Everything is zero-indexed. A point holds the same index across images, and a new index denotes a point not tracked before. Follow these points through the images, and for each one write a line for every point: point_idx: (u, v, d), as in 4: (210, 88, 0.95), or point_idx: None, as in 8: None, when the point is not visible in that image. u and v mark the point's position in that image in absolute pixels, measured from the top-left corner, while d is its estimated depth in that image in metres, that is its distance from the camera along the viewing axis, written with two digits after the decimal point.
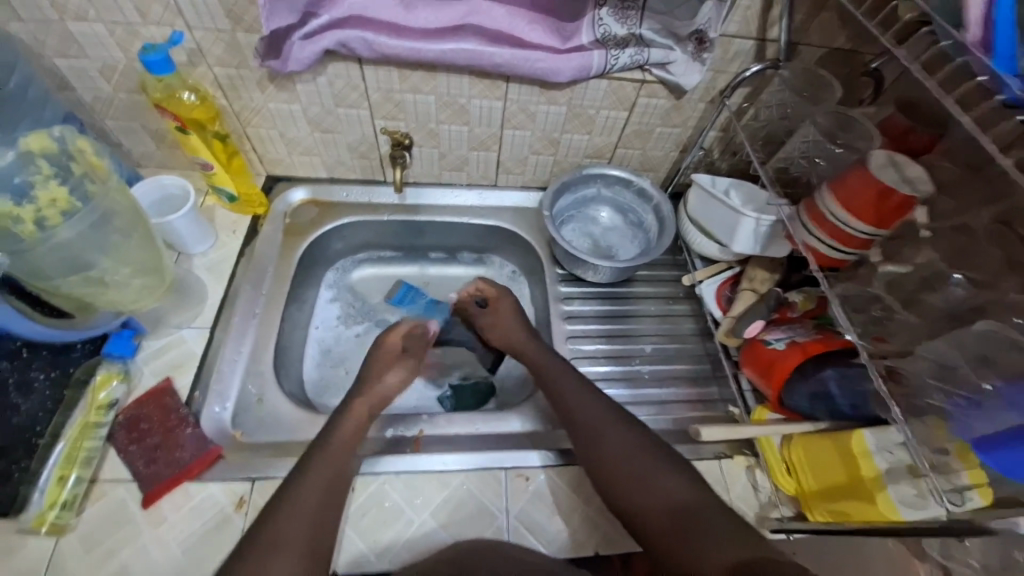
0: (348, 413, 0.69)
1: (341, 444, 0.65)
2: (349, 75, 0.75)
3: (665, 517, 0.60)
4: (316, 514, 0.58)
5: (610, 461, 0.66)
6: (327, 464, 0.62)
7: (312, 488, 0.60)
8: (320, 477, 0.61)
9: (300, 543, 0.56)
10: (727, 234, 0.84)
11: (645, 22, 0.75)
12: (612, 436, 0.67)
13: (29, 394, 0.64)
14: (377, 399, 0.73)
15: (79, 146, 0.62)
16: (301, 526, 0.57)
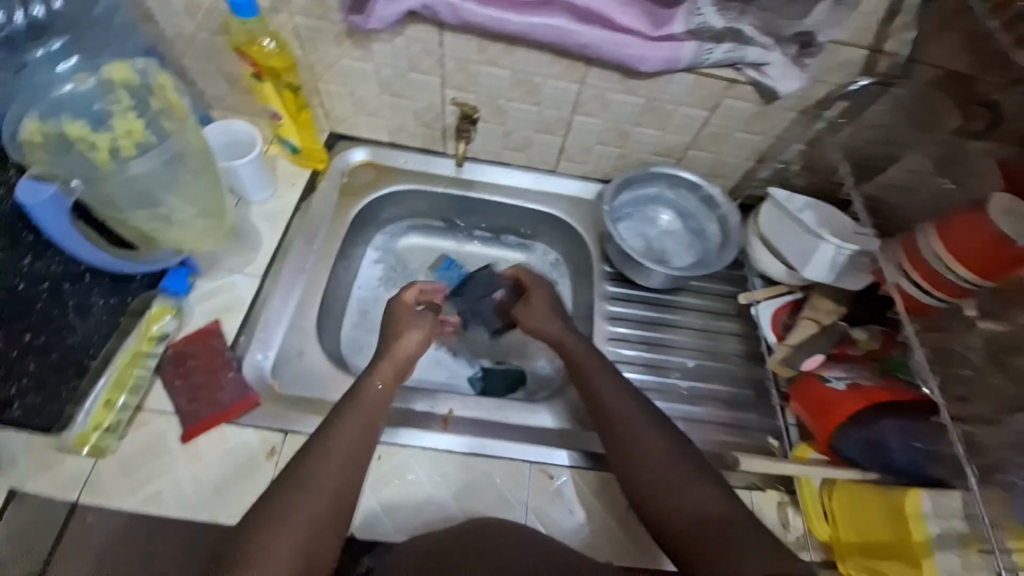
0: (377, 370, 0.68)
1: (372, 402, 0.64)
2: (427, 40, 0.73)
3: (692, 525, 0.58)
4: (341, 470, 0.58)
5: (637, 460, 0.64)
6: (353, 420, 0.62)
7: (339, 441, 0.59)
8: (348, 432, 0.60)
9: (322, 494, 0.56)
10: (798, 256, 0.78)
11: (748, 17, 0.69)
12: (643, 436, 0.65)
13: (86, 317, 0.66)
14: (399, 363, 0.70)
15: (160, 81, 0.61)
16: (327, 478, 0.57)
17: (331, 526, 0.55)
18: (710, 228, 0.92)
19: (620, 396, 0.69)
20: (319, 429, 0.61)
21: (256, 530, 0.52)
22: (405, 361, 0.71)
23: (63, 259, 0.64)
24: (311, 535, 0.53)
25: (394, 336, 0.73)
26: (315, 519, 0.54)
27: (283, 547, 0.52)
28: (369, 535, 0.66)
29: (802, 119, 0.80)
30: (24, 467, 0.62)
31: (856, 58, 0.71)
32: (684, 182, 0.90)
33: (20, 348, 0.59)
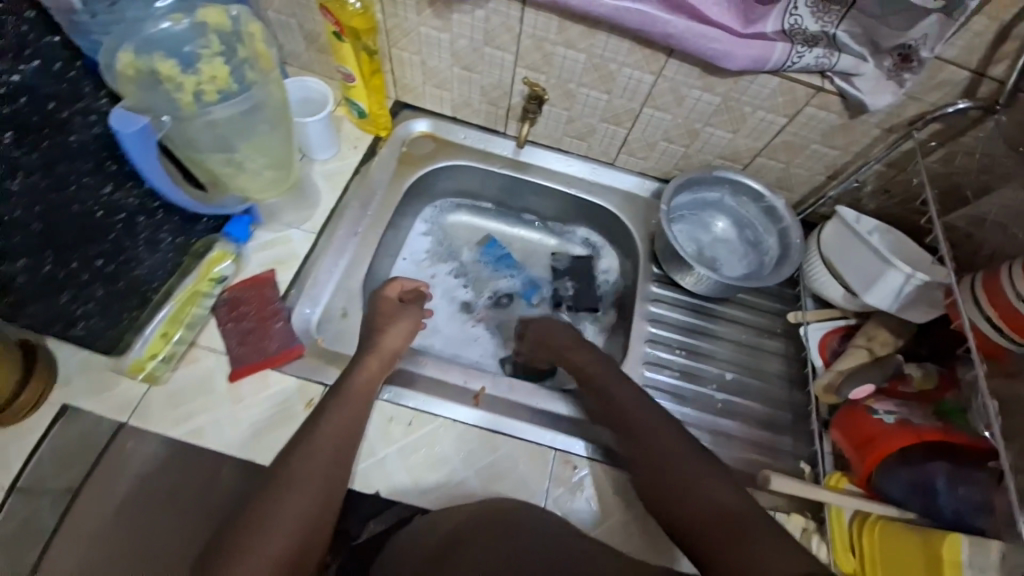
0: (375, 355, 0.69)
1: (357, 397, 0.65)
2: (508, 14, 0.72)
3: (709, 523, 0.55)
4: (327, 467, 0.59)
5: (658, 454, 0.63)
6: (339, 418, 0.62)
7: (323, 439, 0.60)
8: (330, 429, 0.61)
9: (309, 492, 0.57)
10: (861, 281, 0.75)
11: (846, 23, 0.66)
12: (659, 436, 0.65)
13: (154, 251, 0.67)
14: (385, 357, 0.70)
15: (251, 30, 0.62)
16: (311, 476, 0.58)
17: (319, 523, 0.57)
18: (768, 240, 0.89)
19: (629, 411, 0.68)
20: (309, 420, 0.63)
21: (245, 525, 0.54)
22: (390, 357, 0.70)
23: (140, 195, 0.63)
24: (303, 529, 0.55)
25: (379, 329, 0.73)
26: (304, 516, 0.56)
27: (276, 541, 0.54)
28: (396, 496, 0.67)
29: (886, 137, 0.76)
30: (78, 385, 0.65)
31: (956, 79, 0.67)
32: (748, 190, 0.87)
33: (91, 273, 0.60)
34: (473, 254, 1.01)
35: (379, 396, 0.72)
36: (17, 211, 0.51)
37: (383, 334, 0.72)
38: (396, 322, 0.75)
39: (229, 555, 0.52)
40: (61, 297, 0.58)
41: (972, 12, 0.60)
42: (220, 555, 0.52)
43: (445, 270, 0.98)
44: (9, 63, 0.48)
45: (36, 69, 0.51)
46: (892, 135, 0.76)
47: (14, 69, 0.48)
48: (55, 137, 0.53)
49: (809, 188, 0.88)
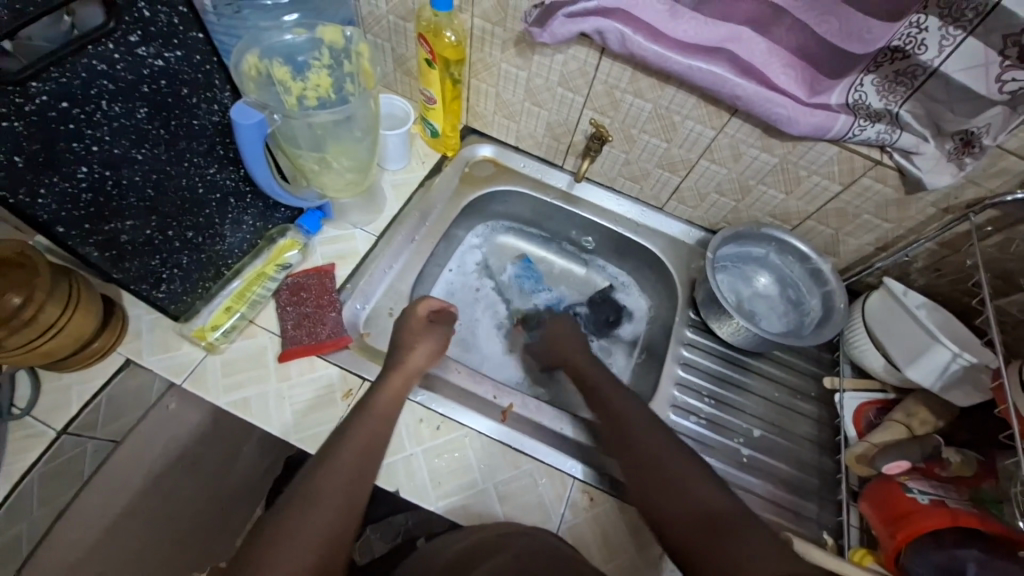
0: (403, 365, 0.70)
1: (382, 410, 0.65)
2: (585, 61, 0.77)
3: (690, 515, 0.59)
4: (348, 483, 0.57)
5: (649, 455, 0.66)
6: (364, 429, 0.62)
7: (346, 452, 0.60)
8: (354, 443, 0.61)
9: (331, 507, 0.55)
10: (905, 354, 0.75)
11: (910, 103, 0.68)
12: (648, 437, 0.68)
13: (236, 230, 0.73)
14: (408, 374, 0.70)
15: (360, 49, 0.69)
16: (333, 490, 0.56)
17: (340, 538, 0.53)
18: (810, 302, 0.89)
19: (627, 420, 0.71)
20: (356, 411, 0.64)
21: (266, 539, 0.51)
22: (412, 374, 0.70)
23: (236, 178, 0.69)
24: (326, 547, 0.52)
25: (406, 347, 0.73)
26: (326, 533, 0.53)
27: (299, 556, 0.50)
28: (419, 499, 0.68)
29: (942, 217, 0.77)
30: (145, 341, 0.70)
31: (1018, 169, 0.68)
32: (795, 250, 0.88)
33: (181, 241, 0.66)
34: (513, 270, 1.04)
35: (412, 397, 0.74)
36: (136, 176, 0.57)
37: (410, 352, 0.72)
38: (421, 341, 0.74)
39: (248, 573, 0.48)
40: (153, 261, 0.64)
41: None
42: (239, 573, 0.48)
43: (488, 288, 1.03)
44: (156, 49, 0.53)
45: (178, 57, 0.55)
46: (948, 216, 0.77)
47: (159, 55, 0.53)
48: (182, 117, 0.59)
49: (857, 256, 0.90)
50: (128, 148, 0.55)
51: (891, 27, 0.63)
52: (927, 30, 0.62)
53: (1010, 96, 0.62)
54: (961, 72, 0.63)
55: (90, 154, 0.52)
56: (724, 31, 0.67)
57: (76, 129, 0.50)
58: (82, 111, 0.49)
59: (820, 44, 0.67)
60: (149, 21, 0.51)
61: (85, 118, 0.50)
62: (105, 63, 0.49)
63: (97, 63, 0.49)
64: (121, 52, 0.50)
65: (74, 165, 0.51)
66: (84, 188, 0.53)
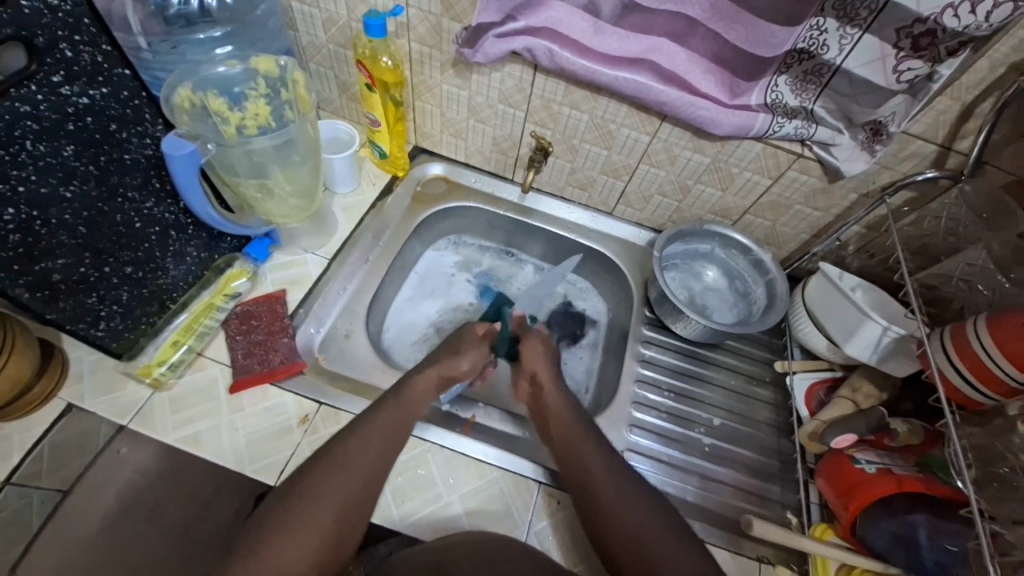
0: (417, 373, 0.70)
1: (400, 403, 0.66)
2: (521, 78, 0.81)
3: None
4: (354, 490, 0.58)
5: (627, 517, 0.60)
6: (356, 466, 0.59)
7: (357, 457, 0.60)
8: (365, 441, 0.61)
9: (331, 513, 0.56)
10: (842, 332, 0.79)
11: (822, 99, 0.73)
12: (617, 500, 0.61)
13: (179, 262, 0.73)
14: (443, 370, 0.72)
15: (296, 77, 0.70)
16: (333, 495, 0.57)
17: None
18: (756, 291, 0.93)
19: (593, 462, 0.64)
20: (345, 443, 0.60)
21: (271, 534, 0.54)
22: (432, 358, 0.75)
23: (176, 211, 0.69)
24: (327, 543, 0.55)
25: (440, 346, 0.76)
26: (326, 532, 0.55)
27: (295, 556, 0.53)
28: (382, 521, 0.67)
29: (865, 201, 0.83)
30: (87, 385, 0.68)
31: (925, 151, 0.74)
32: (737, 243, 0.93)
33: (120, 277, 0.65)
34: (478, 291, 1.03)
35: None
36: (67, 215, 0.56)
37: None
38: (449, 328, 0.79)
39: None
40: (90, 299, 0.63)
41: (935, 93, 0.68)
42: None
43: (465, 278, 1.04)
44: (80, 87, 0.53)
45: (103, 94, 0.56)
46: (869, 200, 0.83)
47: (84, 93, 0.54)
48: (112, 152, 0.59)
49: (796, 245, 0.95)
50: (57, 186, 0.54)
51: (794, 30, 0.67)
52: (827, 31, 0.67)
53: (908, 84, 0.67)
54: (861, 67, 0.68)
55: (16, 194, 0.51)
56: (644, 42, 0.72)
57: (1, 170, 0.49)
58: (6, 152, 0.49)
59: (731, 49, 0.71)
60: (72, 62, 0.52)
61: (9, 159, 0.49)
62: (28, 104, 0.49)
63: (20, 105, 0.49)
64: (44, 92, 0.50)
65: (1, 207, 0.50)
66: (11, 230, 0.52)
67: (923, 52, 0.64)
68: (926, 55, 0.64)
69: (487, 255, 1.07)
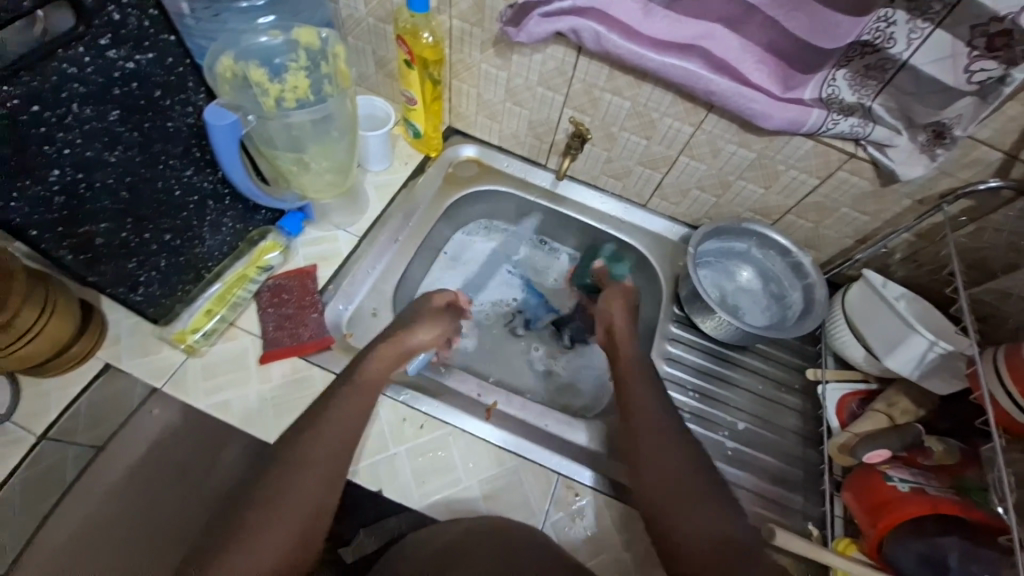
0: (371, 360, 0.69)
1: (361, 393, 0.65)
2: (563, 60, 0.78)
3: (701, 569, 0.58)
4: (334, 452, 0.60)
5: (661, 498, 0.63)
6: (352, 401, 0.64)
7: (317, 448, 0.60)
8: (325, 441, 0.60)
9: (334, 438, 0.61)
10: (883, 344, 0.76)
11: (882, 97, 0.69)
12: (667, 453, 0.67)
13: (215, 232, 0.73)
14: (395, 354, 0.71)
15: (336, 50, 0.69)
16: (340, 420, 0.62)
17: (329, 497, 0.58)
18: (793, 295, 0.90)
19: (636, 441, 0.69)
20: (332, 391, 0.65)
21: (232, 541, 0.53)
22: None
23: (214, 180, 0.69)
24: (331, 472, 0.59)
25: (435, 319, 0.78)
26: (329, 463, 0.59)
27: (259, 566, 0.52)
28: (402, 499, 0.68)
29: (918, 208, 0.79)
30: (124, 346, 0.70)
31: (989, 159, 0.70)
32: (776, 244, 0.89)
33: (159, 245, 0.66)
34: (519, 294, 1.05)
35: (394, 396, 0.74)
36: (110, 179, 0.57)
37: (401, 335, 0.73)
38: None
39: (244, 519, 0.55)
40: (129, 264, 0.64)
41: (1009, 97, 0.63)
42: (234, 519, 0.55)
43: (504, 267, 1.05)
44: (127, 52, 0.53)
45: (149, 60, 0.55)
46: (923, 207, 0.78)
47: (130, 57, 0.53)
48: (155, 119, 0.59)
49: (837, 250, 0.91)
50: (101, 151, 0.55)
51: (860, 20, 0.63)
52: (895, 24, 0.62)
53: (979, 86, 0.63)
54: (931, 64, 0.64)
55: (61, 156, 0.52)
56: (697, 28, 0.68)
57: (46, 132, 0.50)
58: (53, 115, 0.50)
59: (789, 40, 0.67)
60: (119, 25, 0.51)
61: (56, 121, 0.50)
62: (76, 67, 0.49)
63: (68, 67, 0.49)
64: (91, 56, 0.50)
65: (47, 168, 0.51)
66: (55, 191, 0.53)
67: (1000, 53, 0.60)
68: (1001, 56, 0.60)
69: (522, 245, 1.06)
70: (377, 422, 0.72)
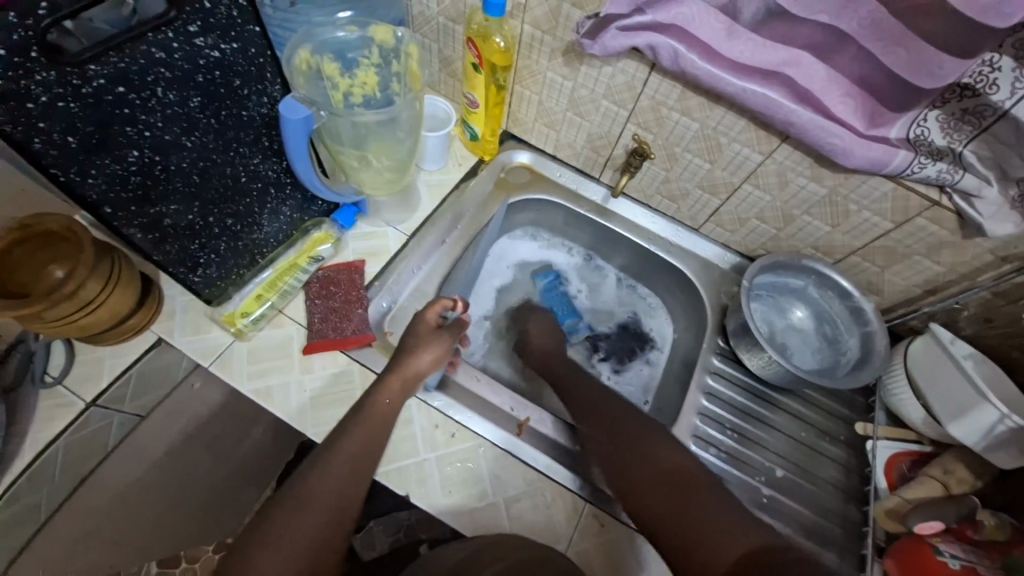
0: (379, 391, 0.64)
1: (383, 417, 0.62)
2: (634, 75, 0.76)
3: (654, 496, 0.59)
4: (341, 484, 0.56)
5: (616, 437, 0.67)
6: (362, 428, 0.60)
7: (327, 481, 0.55)
8: (346, 452, 0.57)
9: (341, 470, 0.56)
10: (946, 408, 0.71)
11: (977, 144, 0.64)
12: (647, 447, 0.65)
13: (273, 220, 0.75)
14: (406, 380, 0.66)
15: (409, 50, 0.69)
16: (346, 449, 0.58)
17: (335, 535, 0.53)
18: (848, 341, 0.85)
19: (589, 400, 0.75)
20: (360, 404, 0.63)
21: (253, 544, 0.50)
22: None
23: (279, 169, 0.70)
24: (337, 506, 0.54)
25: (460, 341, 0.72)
26: (336, 496, 0.55)
27: None
28: (427, 506, 0.68)
29: (1000, 265, 0.73)
30: (177, 322, 0.72)
31: None
32: (836, 286, 0.85)
33: (221, 228, 0.68)
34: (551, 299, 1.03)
35: (428, 401, 0.73)
36: (184, 163, 0.59)
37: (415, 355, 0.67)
38: None
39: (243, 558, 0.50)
40: (193, 245, 0.66)
41: None
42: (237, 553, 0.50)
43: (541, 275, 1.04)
44: (214, 40, 0.53)
45: (233, 49, 0.56)
46: (1007, 265, 0.73)
47: (216, 46, 0.54)
48: (232, 107, 0.60)
49: (902, 298, 0.86)
50: (179, 135, 0.56)
51: (968, 62, 0.58)
52: (1000, 70, 0.58)
53: None
54: None
55: (141, 138, 0.53)
56: (783, 54, 0.64)
57: (130, 113, 0.51)
58: (138, 97, 0.50)
59: (884, 74, 0.63)
60: (209, 13, 0.51)
61: (140, 103, 0.51)
62: (163, 51, 0.50)
63: (155, 51, 0.49)
64: (179, 41, 0.50)
65: (126, 148, 0.53)
66: (132, 170, 0.54)
67: None
68: None
69: (571, 257, 1.05)
70: (409, 425, 0.72)
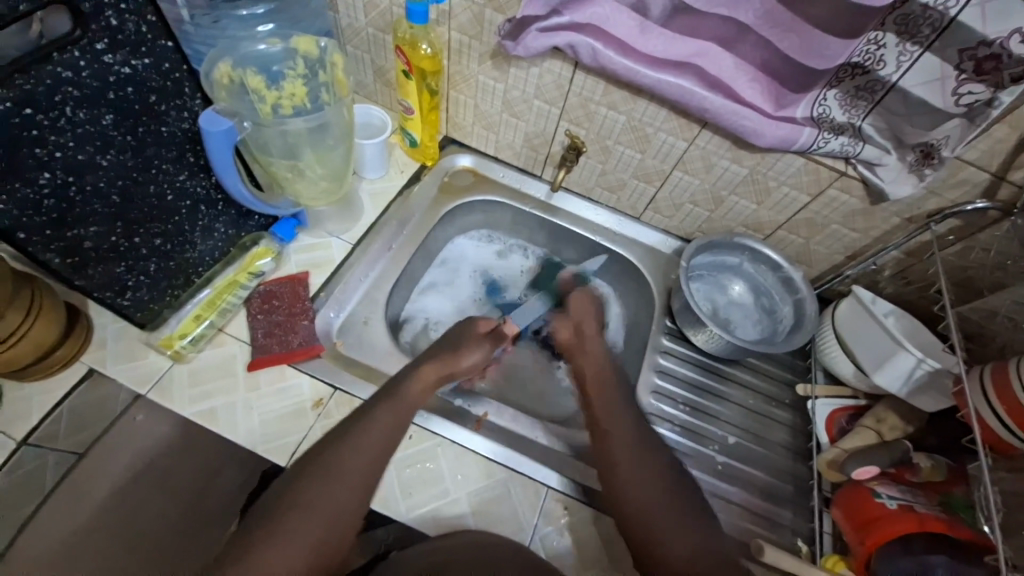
0: (415, 378, 0.67)
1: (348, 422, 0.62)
2: (560, 73, 0.79)
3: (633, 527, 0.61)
4: (364, 466, 0.59)
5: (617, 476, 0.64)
6: (389, 410, 0.64)
7: (354, 460, 0.59)
8: (372, 440, 0.61)
9: (364, 457, 0.60)
10: (873, 361, 0.77)
11: (871, 116, 0.71)
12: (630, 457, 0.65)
13: (207, 238, 0.73)
14: (444, 373, 0.70)
15: (334, 59, 0.70)
16: (373, 437, 0.61)
17: (349, 522, 0.57)
18: (783, 309, 0.91)
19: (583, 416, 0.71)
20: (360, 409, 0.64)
21: (282, 512, 0.55)
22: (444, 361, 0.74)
23: (208, 185, 0.69)
24: (359, 491, 0.58)
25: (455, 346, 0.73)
26: (360, 480, 0.59)
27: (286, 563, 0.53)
28: (388, 512, 0.67)
29: (906, 226, 0.80)
30: (109, 351, 0.70)
31: (976, 180, 0.71)
32: (767, 259, 0.90)
33: (149, 249, 0.66)
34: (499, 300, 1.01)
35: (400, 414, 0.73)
36: (101, 182, 0.57)
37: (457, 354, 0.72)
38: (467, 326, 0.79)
39: (268, 526, 0.55)
40: (118, 268, 0.64)
41: (995, 120, 0.64)
42: (263, 521, 0.55)
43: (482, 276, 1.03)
44: (124, 56, 0.53)
45: (146, 65, 0.56)
46: (912, 225, 0.80)
47: (126, 62, 0.53)
48: (150, 124, 0.59)
49: (828, 266, 0.92)
50: (93, 154, 0.55)
51: (852, 42, 0.64)
52: (885, 46, 0.64)
53: (967, 109, 0.64)
54: (918, 86, 0.66)
55: (52, 159, 0.51)
56: (692, 46, 0.69)
57: (38, 134, 0.49)
58: (45, 118, 0.49)
59: (782, 59, 0.68)
60: (116, 30, 0.51)
61: (49, 124, 0.50)
62: (70, 70, 0.49)
63: (63, 70, 0.49)
64: (87, 60, 0.50)
65: (37, 171, 0.51)
66: (45, 193, 0.52)
67: (987, 76, 0.61)
68: (988, 80, 0.61)
69: (527, 258, 1.05)
70: None
